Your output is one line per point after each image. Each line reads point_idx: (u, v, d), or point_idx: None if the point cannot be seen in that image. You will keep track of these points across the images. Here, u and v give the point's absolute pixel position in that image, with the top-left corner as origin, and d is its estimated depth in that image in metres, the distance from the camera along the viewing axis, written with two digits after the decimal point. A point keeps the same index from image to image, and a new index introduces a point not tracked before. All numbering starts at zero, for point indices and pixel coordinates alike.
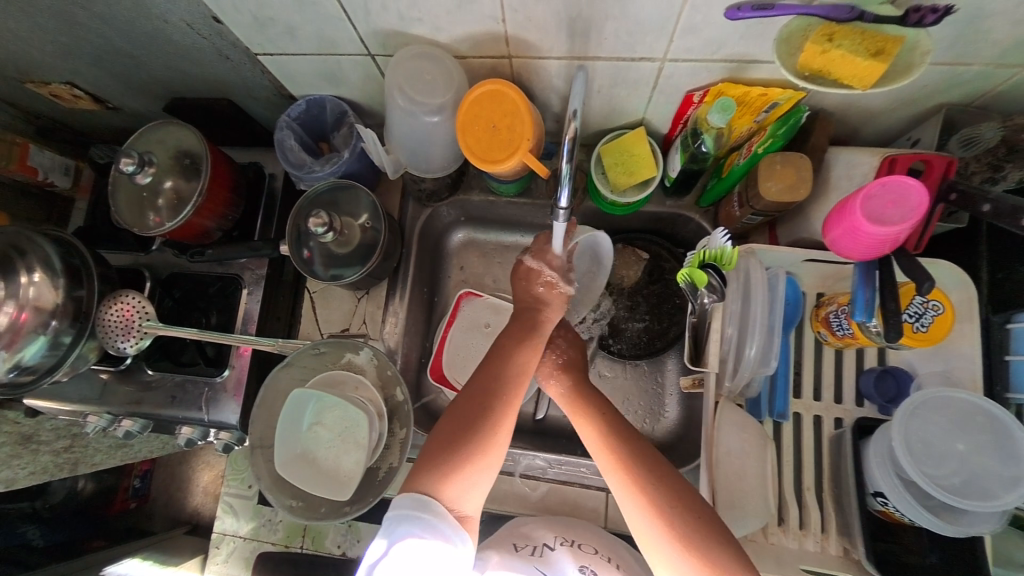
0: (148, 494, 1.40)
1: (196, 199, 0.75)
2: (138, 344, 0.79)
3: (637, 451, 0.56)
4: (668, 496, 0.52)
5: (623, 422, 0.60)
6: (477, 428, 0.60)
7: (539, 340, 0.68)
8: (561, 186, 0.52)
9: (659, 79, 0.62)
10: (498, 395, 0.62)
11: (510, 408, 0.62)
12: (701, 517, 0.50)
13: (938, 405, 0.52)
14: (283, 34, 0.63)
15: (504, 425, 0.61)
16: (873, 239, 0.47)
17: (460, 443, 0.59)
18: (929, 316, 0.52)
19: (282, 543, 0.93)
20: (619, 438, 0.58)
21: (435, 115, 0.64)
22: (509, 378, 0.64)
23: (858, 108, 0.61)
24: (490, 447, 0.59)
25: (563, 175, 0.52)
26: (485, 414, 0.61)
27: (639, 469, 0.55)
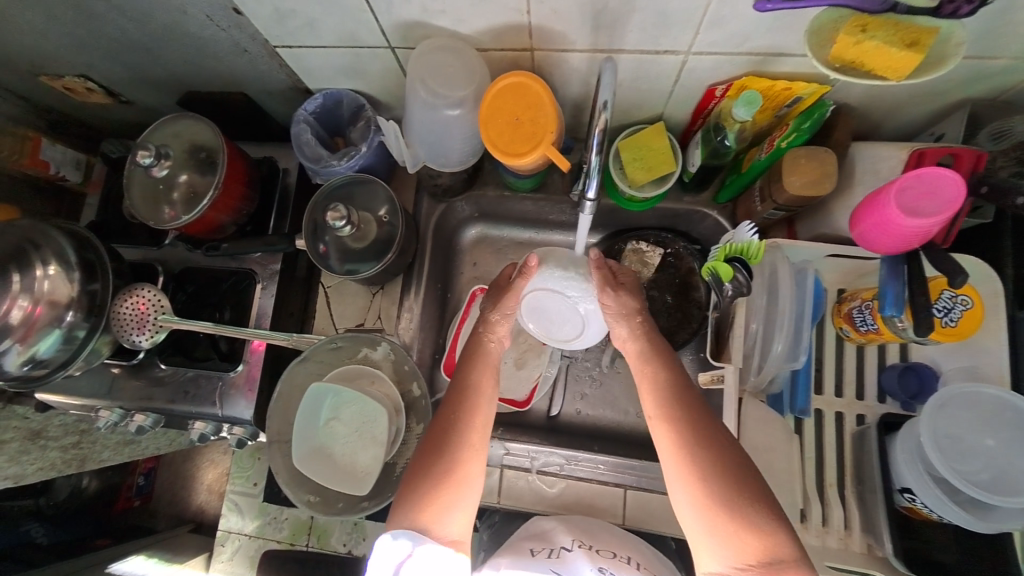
0: (152, 492, 1.39)
1: (213, 193, 0.75)
2: (153, 338, 0.79)
3: (690, 413, 0.54)
4: (709, 462, 0.51)
5: (685, 383, 0.58)
6: (444, 449, 0.57)
7: (488, 358, 0.66)
8: (590, 178, 0.52)
9: (682, 73, 0.61)
10: (455, 416, 0.59)
11: (475, 429, 0.59)
12: (744, 499, 0.49)
13: (963, 401, 0.52)
14: (303, 26, 0.63)
15: (471, 444, 0.58)
16: (904, 232, 0.47)
17: (429, 464, 0.56)
18: (958, 311, 0.51)
19: (287, 541, 0.93)
20: (676, 398, 0.56)
21: (456, 108, 0.63)
22: (463, 397, 0.61)
23: (882, 102, 0.61)
24: (459, 471, 0.56)
25: (592, 168, 0.51)
26: (450, 436, 0.58)
27: (686, 435, 0.53)
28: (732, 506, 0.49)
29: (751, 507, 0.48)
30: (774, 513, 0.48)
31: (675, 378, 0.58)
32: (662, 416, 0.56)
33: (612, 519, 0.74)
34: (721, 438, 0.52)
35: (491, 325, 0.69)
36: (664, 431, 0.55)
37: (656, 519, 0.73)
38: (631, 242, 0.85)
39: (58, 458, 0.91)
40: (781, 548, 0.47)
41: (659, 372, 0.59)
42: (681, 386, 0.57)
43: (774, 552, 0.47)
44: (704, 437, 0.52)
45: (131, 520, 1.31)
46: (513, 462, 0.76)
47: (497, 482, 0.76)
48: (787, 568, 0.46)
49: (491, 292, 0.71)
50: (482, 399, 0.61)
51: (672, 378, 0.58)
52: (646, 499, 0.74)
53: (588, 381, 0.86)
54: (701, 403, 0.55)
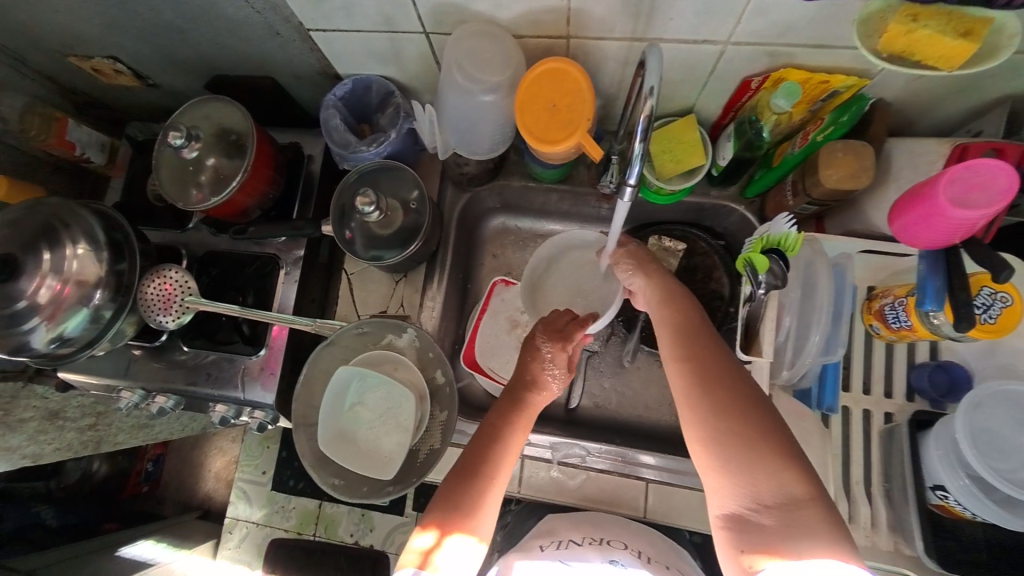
0: (160, 479, 1.37)
1: (242, 175, 0.75)
2: (178, 319, 0.79)
3: (701, 353, 0.54)
4: (716, 395, 0.50)
5: (701, 327, 0.58)
6: (461, 495, 0.53)
7: (527, 415, 0.60)
8: (632, 165, 0.51)
9: (719, 64, 0.61)
10: (489, 449, 0.56)
11: (497, 479, 0.55)
12: (747, 434, 0.47)
13: (1000, 398, 0.51)
14: (340, 10, 0.63)
15: (489, 493, 0.53)
16: (949, 225, 0.46)
17: (447, 507, 0.52)
18: (997, 307, 0.50)
19: (295, 530, 0.92)
20: (687, 341, 0.56)
21: (491, 94, 0.63)
22: (489, 445, 0.56)
23: (918, 96, 0.61)
24: (478, 511, 0.52)
25: (634, 155, 0.51)
26: (471, 481, 0.54)
27: (696, 372, 0.53)
28: (739, 440, 0.47)
29: (761, 443, 0.47)
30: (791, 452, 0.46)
31: (691, 323, 0.58)
32: (675, 358, 0.56)
33: (633, 512, 0.73)
34: (734, 377, 0.51)
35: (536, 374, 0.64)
36: (675, 370, 0.55)
37: (676, 514, 0.73)
38: (654, 236, 0.84)
39: (75, 439, 0.91)
40: (792, 486, 0.44)
41: (676, 318, 0.60)
42: (697, 329, 0.57)
43: (787, 492, 0.44)
44: (713, 374, 0.52)
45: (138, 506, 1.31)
46: (533, 453, 0.76)
47: (518, 471, 0.76)
48: (803, 510, 0.43)
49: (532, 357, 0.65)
50: (507, 443, 0.57)
51: (689, 323, 0.58)
52: (666, 493, 0.74)
53: (607, 375, 0.86)
54: (716, 345, 0.55)
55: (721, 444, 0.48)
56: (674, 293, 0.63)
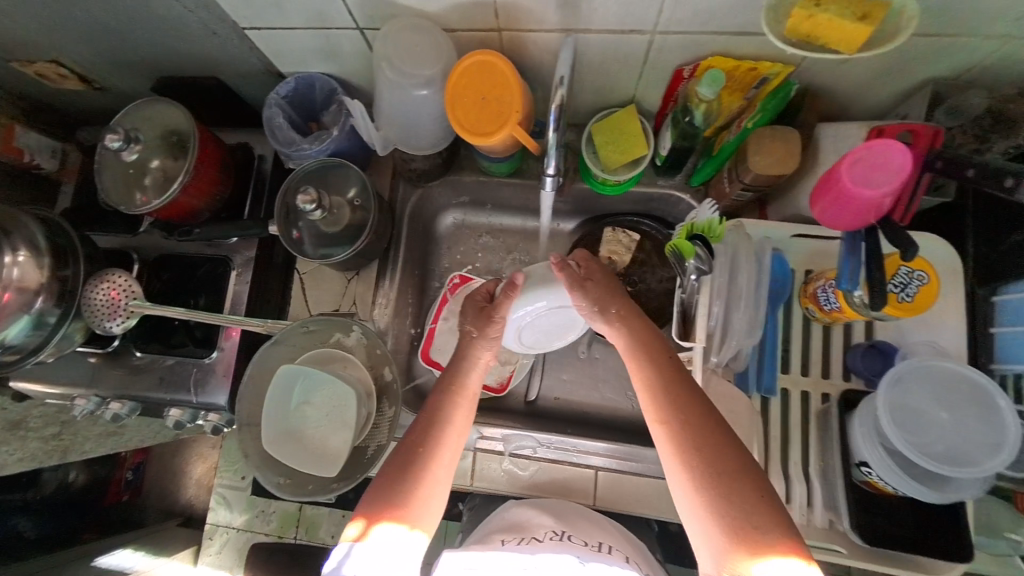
0: (140, 487, 1.34)
1: (184, 177, 0.74)
2: (126, 324, 0.78)
3: (682, 414, 0.51)
4: (704, 467, 0.48)
5: (679, 377, 0.54)
6: (400, 480, 0.52)
7: (468, 388, 0.60)
8: (549, 154, 0.53)
9: (650, 52, 0.62)
10: (446, 413, 0.57)
11: (439, 462, 0.55)
12: (735, 510, 0.46)
13: (921, 373, 0.50)
14: (271, 6, 0.63)
15: (430, 476, 0.53)
16: (860, 204, 0.47)
17: (380, 498, 0.51)
18: (914, 286, 0.51)
19: (276, 534, 0.93)
20: (667, 399, 0.52)
21: (423, 88, 0.63)
22: (427, 426, 0.56)
23: (843, 81, 0.62)
24: (417, 499, 0.52)
25: (550, 144, 0.52)
26: (410, 467, 0.53)
27: (679, 437, 0.50)
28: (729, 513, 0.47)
29: (749, 518, 0.45)
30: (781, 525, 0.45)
31: (667, 374, 0.54)
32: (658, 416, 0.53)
33: (583, 499, 0.72)
34: (719, 440, 0.49)
35: (472, 350, 0.63)
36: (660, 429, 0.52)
37: (628, 500, 0.72)
38: (609, 228, 0.85)
39: (39, 449, 0.90)
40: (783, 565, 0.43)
41: (651, 364, 0.55)
42: (677, 381, 0.53)
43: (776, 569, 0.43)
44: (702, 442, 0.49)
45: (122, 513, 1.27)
46: (487, 445, 0.75)
47: (471, 465, 0.75)
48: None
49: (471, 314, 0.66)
50: (451, 423, 0.57)
51: (667, 373, 0.54)
52: (621, 480, 0.73)
53: (565, 366, 0.87)
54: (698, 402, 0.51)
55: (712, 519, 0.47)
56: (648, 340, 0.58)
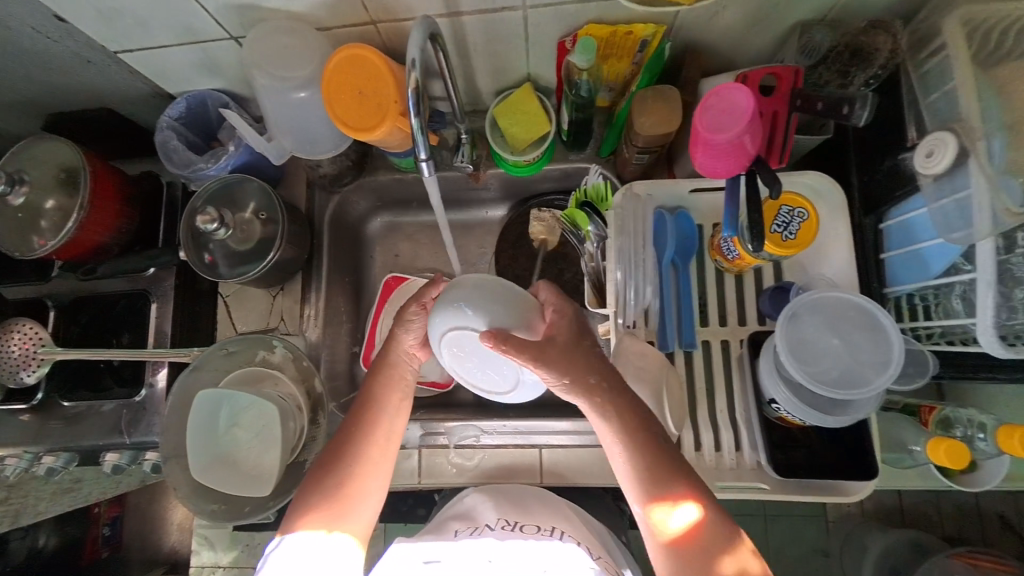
0: (122, 541, 1.15)
1: (78, 214, 0.72)
2: (39, 372, 0.76)
3: (652, 459, 0.50)
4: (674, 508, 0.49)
5: (644, 422, 0.51)
6: (320, 483, 0.56)
7: (405, 382, 0.62)
8: (416, 141, 0.54)
9: (528, 27, 0.62)
10: (380, 417, 0.59)
11: (370, 465, 0.57)
12: (705, 546, 0.47)
13: (815, 305, 0.52)
14: (136, 25, 0.62)
15: (359, 478, 0.57)
16: (722, 150, 0.49)
17: (307, 502, 0.55)
18: (796, 223, 0.53)
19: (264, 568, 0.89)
20: (637, 445, 0.50)
21: (304, 90, 0.63)
22: (354, 430, 0.58)
23: (717, 35, 0.63)
24: (345, 499, 0.55)
25: (416, 130, 0.53)
26: (337, 465, 0.57)
27: (650, 480, 0.50)
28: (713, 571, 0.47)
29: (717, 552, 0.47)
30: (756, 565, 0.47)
31: (632, 421, 0.51)
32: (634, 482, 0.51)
33: (531, 479, 0.73)
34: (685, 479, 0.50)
35: (398, 342, 0.62)
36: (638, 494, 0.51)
37: (576, 473, 0.72)
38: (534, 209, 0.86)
39: None
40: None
41: (625, 419, 0.51)
42: (644, 424, 0.51)
43: None
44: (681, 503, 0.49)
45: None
46: (432, 441, 0.74)
47: (417, 464, 0.74)
48: None
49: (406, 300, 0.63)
50: (383, 414, 0.59)
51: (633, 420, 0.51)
52: (569, 455, 0.73)
53: None
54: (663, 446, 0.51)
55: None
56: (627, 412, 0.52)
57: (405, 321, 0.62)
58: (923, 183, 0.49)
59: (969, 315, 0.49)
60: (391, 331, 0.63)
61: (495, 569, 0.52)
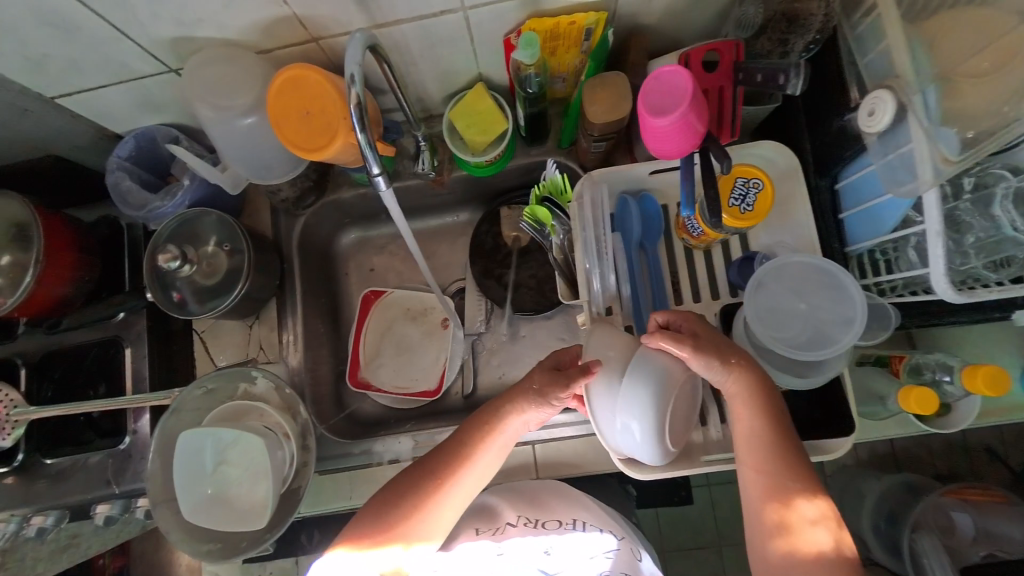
0: None
1: (35, 267, 0.70)
2: (14, 435, 0.75)
3: (767, 419, 0.51)
4: (783, 467, 0.50)
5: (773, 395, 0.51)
6: (376, 513, 0.57)
7: (506, 443, 0.60)
8: (366, 155, 0.53)
9: (470, 28, 0.62)
10: (463, 473, 0.58)
11: (433, 505, 0.57)
12: (791, 503, 0.50)
13: (777, 272, 0.53)
14: (67, 69, 0.60)
15: (417, 515, 0.56)
16: (671, 132, 0.49)
17: (360, 525, 0.56)
18: (752, 195, 0.54)
19: None
20: (756, 406, 0.51)
21: (252, 115, 0.62)
22: (422, 471, 0.58)
23: (658, 18, 0.63)
24: (392, 532, 0.55)
25: (363, 145, 0.52)
26: (397, 499, 0.57)
27: (765, 438, 0.51)
28: (781, 532, 0.50)
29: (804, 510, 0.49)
30: (827, 538, 0.48)
31: (756, 389, 0.51)
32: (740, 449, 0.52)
33: (526, 474, 0.71)
34: (792, 443, 0.51)
35: (523, 404, 0.58)
36: (750, 447, 0.52)
37: (572, 465, 0.71)
38: (504, 207, 0.87)
39: None
40: (822, 546, 0.48)
41: (750, 382, 0.51)
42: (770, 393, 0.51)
43: (823, 556, 0.47)
44: (784, 464, 0.50)
45: None
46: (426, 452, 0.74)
47: None
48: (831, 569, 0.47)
49: (546, 362, 0.59)
50: (469, 474, 0.58)
51: (758, 390, 0.51)
52: (559, 446, 0.72)
53: (496, 352, 0.87)
54: (782, 415, 0.51)
55: (761, 538, 0.51)
56: (746, 368, 0.52)
57: (541, 379, 0.57)
58: (869, 141, 0.51)
59: (922, 263, 0.50)
60: (519, 383, 0.59)
61: (505, 562, 0.59)
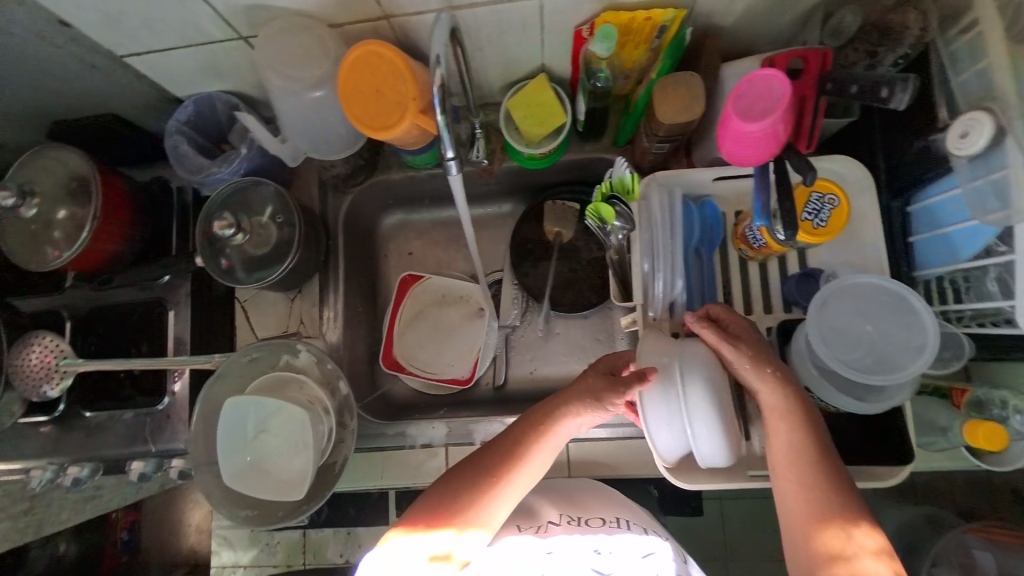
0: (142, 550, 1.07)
1: (92, 223, 0.71)
2: (61, 385, 0.77)
3: (810, 436, 0.50)
4: (827, 489, 0.49)
5: (812, 412, 0.51)
6: (430, 500, 0.56)
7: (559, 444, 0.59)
8: (443, 138, 0.54)
9: (542, 17, 0.61)
10: (517, 471, 0.56)
11: (486, 499, 0.55)
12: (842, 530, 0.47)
13: (844, 291, 0.52)
14: (141, 28, 0.60)
15: (471, 506, 0.55)
16: (757, 138, 0.48)
17: (415, 513, 0.56)
18: (826, 210, 0.53)
19: (284, 564, 0.81)
20: (796, 422, 0.50)
21: (319, 89, 0.62)
22: (476, 464, 0.57)
23: (735, 20, 0.61)
24: (443, 519, 0.54)
25: (441, 128, 0.53)
26: (453, 489, 0.56)
27: (807, 456, 0.50)
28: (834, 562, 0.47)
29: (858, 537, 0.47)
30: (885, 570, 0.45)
31: (796, 404, 0.50)
32: (782, 471, 0.51)
33: (559, 471, 0.73)
34: (836, 464, 0.50)
35: (579, 407, 0.57)
36: (791, 466, 0.50)
37: (603, 466, 0.73)
38: (548, 201, 0.86)
39: (8, 530, 0.77)
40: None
41: (789, 397, 0.51)
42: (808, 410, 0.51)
43: None
44: (830, 486, 0.49)
45: None
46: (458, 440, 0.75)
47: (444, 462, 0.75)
48: None
49: (601, 364, 0.58)
50: (522, 474, 0.57)
51: (798, 406, 0.50)
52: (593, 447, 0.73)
53: (530, 347, 0.87)
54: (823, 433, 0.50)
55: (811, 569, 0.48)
56: (785, 385, 0.51)
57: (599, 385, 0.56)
58: (956, 164, 0.49)
59: (1000, 295, 0.49)
60: (575, 385, 0.58)
61: (556, 559, 0.56)
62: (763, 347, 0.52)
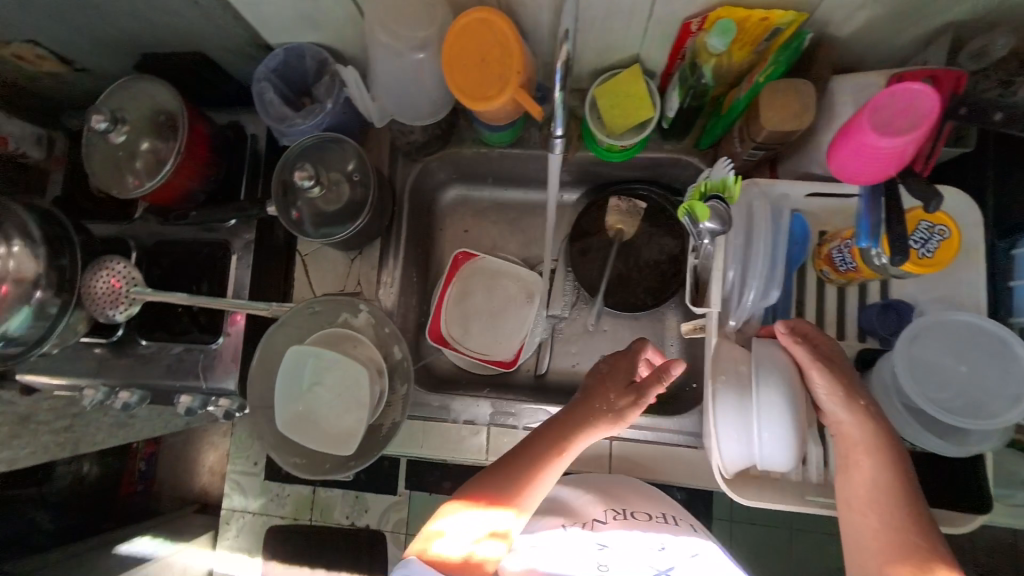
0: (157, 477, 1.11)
1: (176, 157, 0.72)
2: (128, 311, 0.78)
3: (892, 475, 0.48)
4: (906, 529, 0.48)
5: (898, 450, 0.49)
6: (487, 478, 0.57)
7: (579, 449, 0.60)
8: (556, 118, 0.54)
9: (657, 4, 0.59)
10: (546, 470, 0.57)
11: (532, 488, 0.56)
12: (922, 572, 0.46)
13: (939, 327, 0.49)
14: None
15: (526, 492, 0.56)
16: (883, 155, 0.47)
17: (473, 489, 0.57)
18: (936, 241, 0.50)
19: (291, 516, 0.88)
20: (883, 460, 0.48)
21: (420, 52, 0.61)
22: (529, 452, 0.58)
23: (858, 31, 0.59)
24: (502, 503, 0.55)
25: (556, 107, 0.53)
26: (511, 472, 0.57)
27: (887, 494, 0.48)
28: None
29: None
30: None
31: (884, 441, 0.49)
32: (860, 506, 0.49)
33: (599, 468, 0.75)
34: (918, 505, 0.48)
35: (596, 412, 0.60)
36: (870, 502, 0.49)
37: (641, 469, 0.74)
38: (614, 197, 0.84)
39: (52, 442, 0.79)
40: None
41: (876, 432, 0.49)
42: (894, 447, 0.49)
43: None
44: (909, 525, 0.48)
45: (141, 511, 1.05)
46: (500, 421, 0.75)
47: (486, 441, 0.78)
48: None
49: (614, 374, 0.62)
50: (549, 472, 0.57)
51: (886, 443, 0.49)
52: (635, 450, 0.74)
53: (575, 340, 0.87)
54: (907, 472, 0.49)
55: None
56: (873, 419, 0.49)
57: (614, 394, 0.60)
58: None
59: None
60: (591, 391, 0.61)
61: (609, 554, 0.55)
62: (849, 375, 0.51)
